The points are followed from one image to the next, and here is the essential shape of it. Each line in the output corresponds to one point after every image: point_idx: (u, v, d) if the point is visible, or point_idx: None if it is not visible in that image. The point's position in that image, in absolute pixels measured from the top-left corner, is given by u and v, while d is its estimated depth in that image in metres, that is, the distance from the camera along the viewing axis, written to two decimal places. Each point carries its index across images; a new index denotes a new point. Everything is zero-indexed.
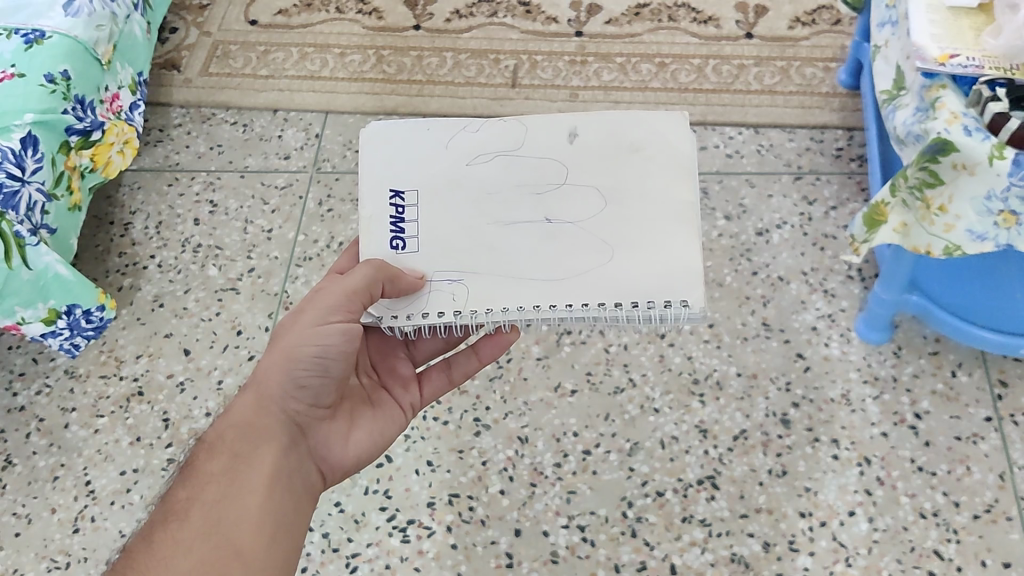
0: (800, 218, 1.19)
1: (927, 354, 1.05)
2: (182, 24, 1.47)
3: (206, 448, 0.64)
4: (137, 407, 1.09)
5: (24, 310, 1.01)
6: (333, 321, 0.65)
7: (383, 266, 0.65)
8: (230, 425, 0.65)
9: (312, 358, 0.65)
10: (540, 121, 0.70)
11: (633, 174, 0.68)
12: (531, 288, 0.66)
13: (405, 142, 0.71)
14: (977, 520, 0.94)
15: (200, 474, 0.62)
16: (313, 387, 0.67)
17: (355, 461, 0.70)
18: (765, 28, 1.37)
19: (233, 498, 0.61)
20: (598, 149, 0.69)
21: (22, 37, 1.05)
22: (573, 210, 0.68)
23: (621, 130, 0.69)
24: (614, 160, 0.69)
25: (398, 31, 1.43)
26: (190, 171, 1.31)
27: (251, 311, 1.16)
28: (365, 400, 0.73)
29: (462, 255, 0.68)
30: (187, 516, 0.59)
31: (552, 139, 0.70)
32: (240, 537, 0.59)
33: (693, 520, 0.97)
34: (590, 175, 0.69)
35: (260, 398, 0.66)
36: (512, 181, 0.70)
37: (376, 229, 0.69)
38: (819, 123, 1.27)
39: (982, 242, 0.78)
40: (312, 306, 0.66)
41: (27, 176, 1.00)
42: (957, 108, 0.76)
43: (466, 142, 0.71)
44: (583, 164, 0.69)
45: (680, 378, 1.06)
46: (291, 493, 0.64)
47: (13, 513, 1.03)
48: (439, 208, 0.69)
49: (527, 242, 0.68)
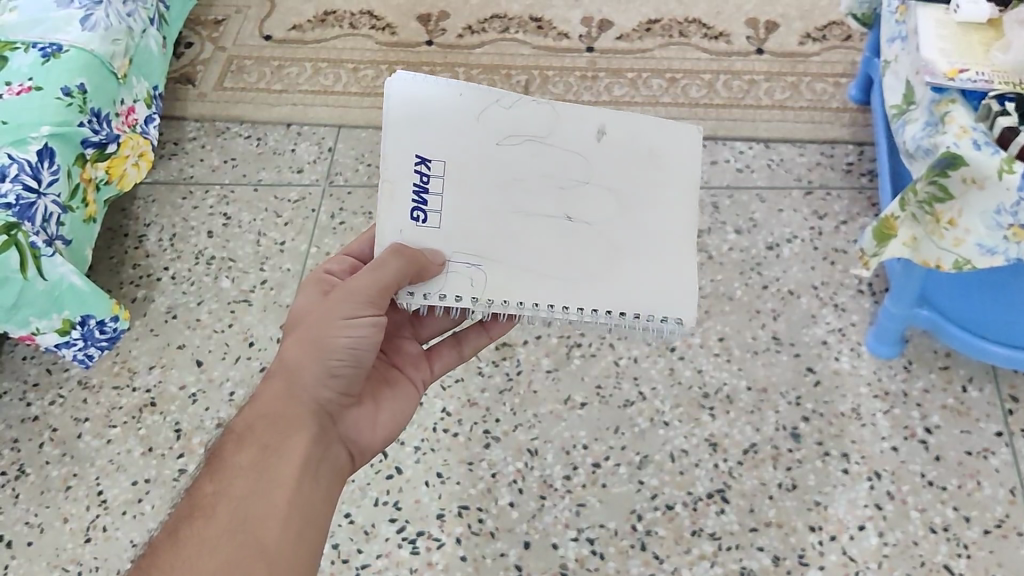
0: (810, 232, 1.19)
1: (938, 368, 1.05)
2: (197, 40, 1.49)
3: (234, 440, 0.63)
4: (149, 418, 1.10)
5: (39, 320, 1.02)
6: (363, 316, 0.64)
7: (413, 259, 0.63)
8: (258, 415, 0.64)
9: (345, 349, 0.65)
10: (567, 108, 0.68)
11: (649, 182, 0.68)
12: (547, 285, 0.66)
13: (440, 104, 0.65)
14: (987, 535, 0.93)
15: (228, 467, 0.61)
16: (345, 376, 0.66)
17: (382, 442, 0.71)
18: (775, 43, 1.38)
19: (262, 493, 0.60)
20: (619, 151, 0.68)
21: (40, 51, 1.07)
22: (590, 209, 0.67)
23: (645, 135, 0.68)
24: (634, 166, 0.68)
25: (410, 47, 1.44)
26: (204, 185, 1.32)
27: (263, 323, 1.17)
28: (383, 381, 0.73)
29: (485, 241, 0.66)
30: (214, 511, 0.59)
31: (577, 131, 0.68)
32: (265, 534, 0.58)
33: (702, 534, 0.97)
34: (610, 177, 0.67)
35: (289, 388, 0.64)
36: (537, 169, 0.67)
37: (398, 199, 0.65)
38: (829, 138, 1.27)
39: (992, 256, 0.78)
40: (342, 298, 0.65)
41: (43, 188, 1.01)
42: (967, 122, 0.76)
43: (500, 118, 0.66)
44: (605, 163, 0.68)
45: (690, 392, 1.07)
46: (318, 484, 0.63)
47: (25, 522, 1.04)
48: (465, 186, 0.66)
49: (543, 237, 0.66)
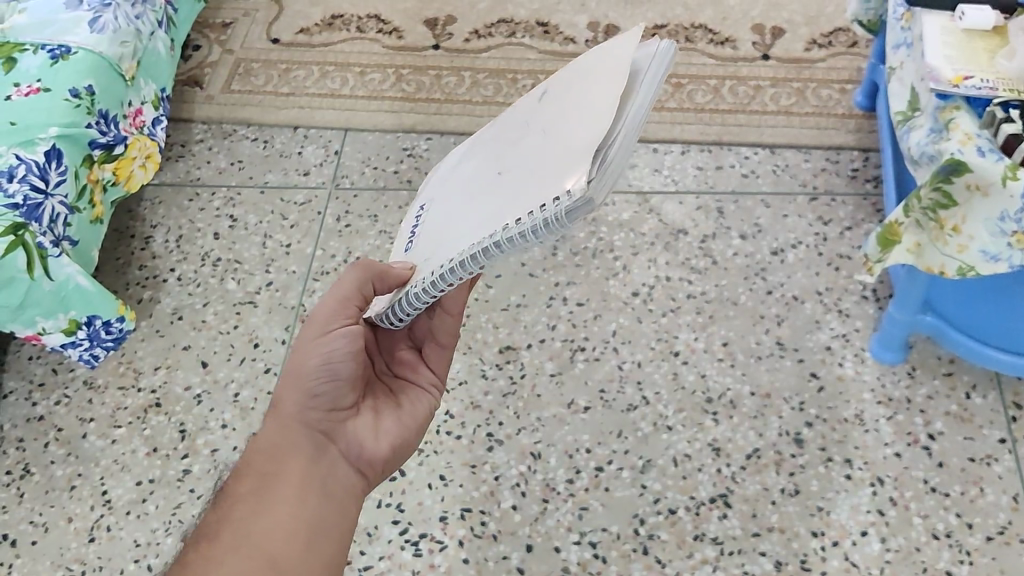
0: (814, 238, 1.19)
1: (941, 374, 1.05)
2: (205, 42, 1.50)
3: (235, 474, 0.64)
4: (154, 419, 1.10)
5: (45, 320, 1.02)
6: (334, 328, 0.67)
7: (369, 265, 0.66)
8: (256, 448, 0.65)
9: (319, 367, 0.66)
10: (522, 103, 0.66)
11: (577, 98, 0.57)
12: (461, 239, 0.58)
13: (442, 164, 0.73)
14: (990, 543, 0.93)
15: (231, 496, 0.62)
16: (329, 392, 0.66)
17: (392, 451, 0.69)
18: (781, 50, 1.38)
19: (263, 513, 0.61)
20: (558, 94, 0.61)
21: (48, 53, 1.07)
22: (519, 155, 0.60)
23: (581, 66, 0.60)
24: (567, 96, 0.59)
25: (417, 51, 1.45)
26: (210, 187, 1.33)
27: (269, 325, 1.17)
28: (387, 395, 0.72)
29: (432, 238, 0.64)
30: (218, 537, 0.60)
31: (527, 108, 0.64)
32: (272, 545, 0.60)
33: (705, 538, 0.97)
34: (544, 119, 0.60)
35: (280, 418, 0.66)
36: (490, 154, 0.64)
37: (401, 244, 0.71)
38: (834, 144, 1.27)
39: (996, 263, 0.78)
40: (311, 323, 0.68)
41: (51, 189, 1.02)
42: (971, 129, 0.77)
43: (476, 142, 0.69)
44: (544, 111, 0.61)
45: (693, 396, 1.07)
46: (326, 499, 0.64)
47: (30, 521, 1.04)
48: (437, 203, 0.68)
49: (477, 199, 0.60)
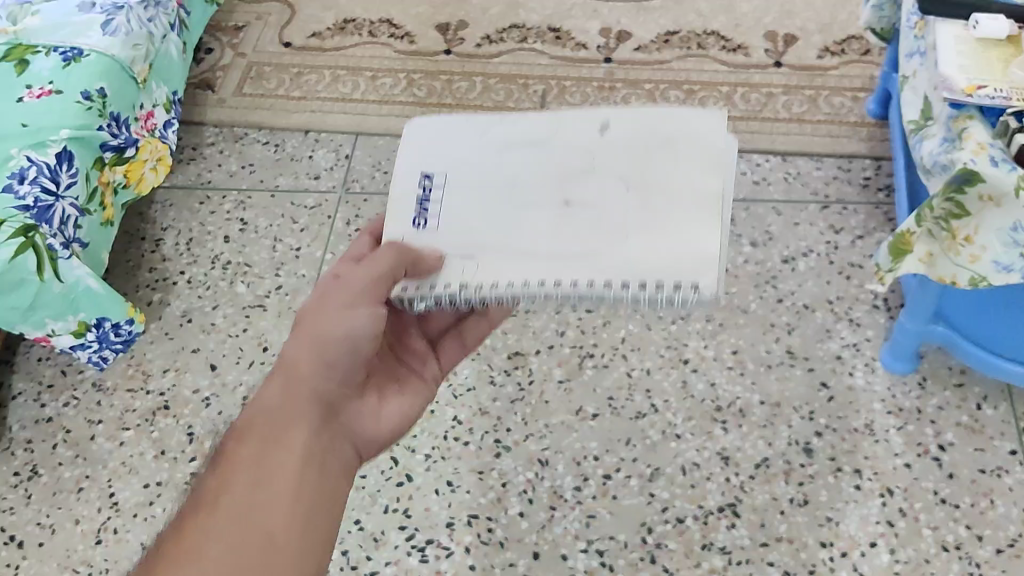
0: (825, 246, 1.18)
1: (953, 385, 1.05)
2: (217, 46, 1.50)
3: (234, 436, 0.57)
4: (162, 421, 1.11)
5: (55, 322, 1.03)
6: (361, 306, 0.61)
7: (405, 249, 0.61)
8: (257, 411, 0.59)
9: (342, 340, 0.61)
10: (572, 113, 0.64)
11: (664, 165, 0.61)
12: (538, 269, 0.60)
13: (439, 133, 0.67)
14: (1000, 555, 0.93)
15: (230, 460, 0.56)
16: (345, 365, 0.62)
17: (388, 438, 0.66)
18: (794, 57, 1.38)
19: (267, 483, 0.55)
20: (626, 140, 0.62)
21: (61, 55, 1.08)
22: (589, 196, 0.62)
23: (654, 123, 0.62)
24: (644, 152, 0.62)
25: (429, 56, 1.45)
26: (221, 190, 1.33)
27: (278, 329, 1.17)
28: (390, 377, 0.69)
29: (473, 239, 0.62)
30: (219, 505, 0.53)
31: (582, 128, 0.63)
32: (278, 520, 0.54)
33: (713, 548, 0.96)
34: (614, 166, 0.62)
35: (287, 383, 0.60)
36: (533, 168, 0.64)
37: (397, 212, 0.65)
38: (847, 152, 1.27)
39: (1007, 274, 0.78)
40: (336, 291, 0.62)
41: (61, 192, 1.02)
42: (984, 139, 0.75)
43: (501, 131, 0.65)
44: (610, 152, 0.62)
45: (703, 405, 1.06)
46: (329, 480, 0.58)
47: (37, 523, 1.04)
48: (460, 192, 0.65)
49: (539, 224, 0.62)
